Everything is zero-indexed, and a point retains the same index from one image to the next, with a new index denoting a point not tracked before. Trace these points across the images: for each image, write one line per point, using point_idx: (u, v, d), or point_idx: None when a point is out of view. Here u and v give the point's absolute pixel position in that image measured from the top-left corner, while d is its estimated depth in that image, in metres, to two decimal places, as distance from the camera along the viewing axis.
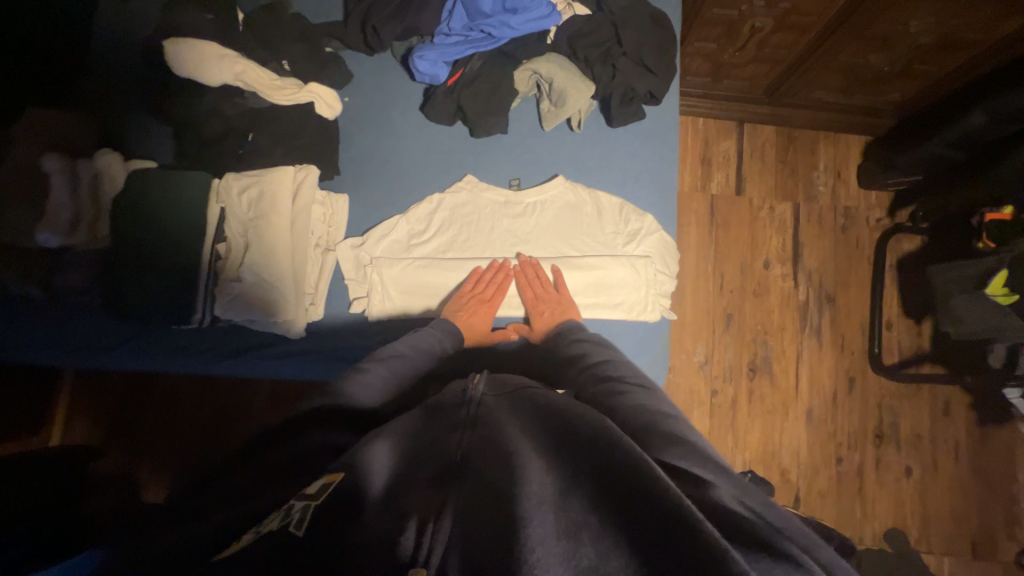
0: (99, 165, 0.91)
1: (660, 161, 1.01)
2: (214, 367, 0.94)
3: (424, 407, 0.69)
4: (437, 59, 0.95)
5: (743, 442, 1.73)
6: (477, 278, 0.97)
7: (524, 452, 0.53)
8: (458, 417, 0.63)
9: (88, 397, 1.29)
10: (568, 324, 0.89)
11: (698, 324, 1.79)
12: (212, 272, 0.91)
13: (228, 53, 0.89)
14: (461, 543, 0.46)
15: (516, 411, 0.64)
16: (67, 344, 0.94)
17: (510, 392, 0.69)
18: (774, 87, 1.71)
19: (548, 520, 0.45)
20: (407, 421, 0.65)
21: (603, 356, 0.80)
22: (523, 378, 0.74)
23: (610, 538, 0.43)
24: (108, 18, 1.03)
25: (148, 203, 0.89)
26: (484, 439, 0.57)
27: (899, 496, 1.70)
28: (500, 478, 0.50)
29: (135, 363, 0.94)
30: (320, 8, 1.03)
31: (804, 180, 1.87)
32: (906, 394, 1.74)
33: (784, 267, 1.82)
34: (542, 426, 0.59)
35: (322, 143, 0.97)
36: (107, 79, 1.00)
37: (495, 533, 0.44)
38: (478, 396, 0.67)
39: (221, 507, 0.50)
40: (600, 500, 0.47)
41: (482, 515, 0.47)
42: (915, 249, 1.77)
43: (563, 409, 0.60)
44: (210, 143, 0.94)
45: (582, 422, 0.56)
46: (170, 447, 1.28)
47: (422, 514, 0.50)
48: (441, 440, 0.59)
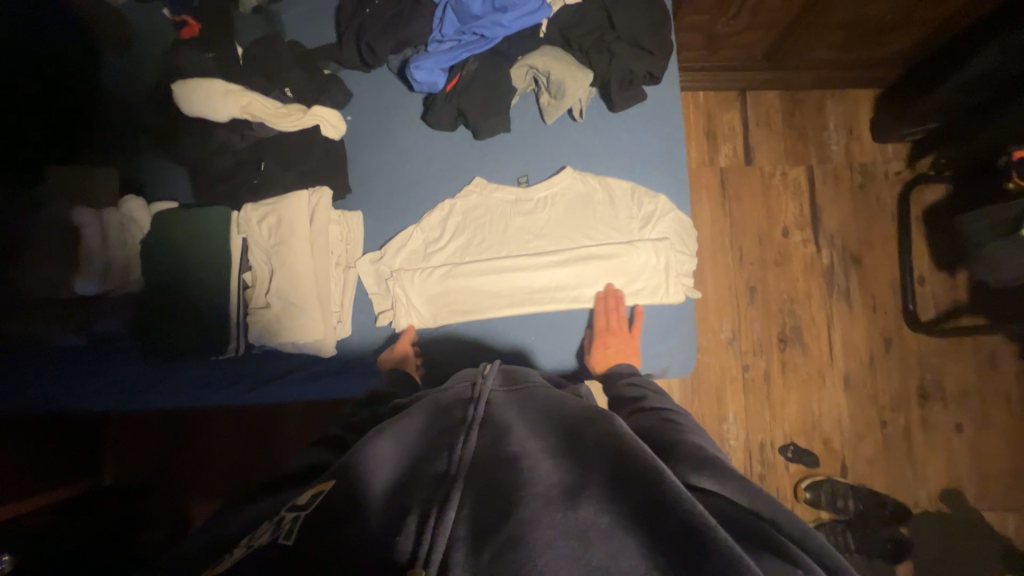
0: (125, 212, 0.95)
1: (666, 141, 1.00)
2: (247, 396, 0.97)
3: (432, 403, 0.68)
4: (433, 67, 0.95)
5: (782, 415, 1.70)
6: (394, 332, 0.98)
7: (534, 453, 0.54)
8: (464, 413, 0.62)
9: (127, 438, 1.29)
10: (627, 369, 0.87)
11: (721, 300, 1.76)
12: (241, 302, 0.94)
13: (232, 88, 0.92)
14: (466, 537, 0.46)
15: (524, 409, 0.64)
16: (113, 388, 0.98)
17: (518, 387, 0.70)
18: (773, 52, 1.67)
19: (557, 521, 0.45)
20: (410, 419, 0.65)
21: (653, 394, 0.76)
22: (534, 377, 0.75)
23: (618, 539, 0.45)
24: (115, 69, 1.07)
25: (176, 243, 0.92)
26: (492, 438, 0.58)
27: (952, 454, 1.64)
28: (508, 478, 0.51)
29: (173, 400, 0.97)
30: (314, 33, 1.05)
31: (815, 142, 1.82)
32: (948, 349, 1.68)
33: (804, 232, 1.78)
34: (551, 428, 0.60)
35: (331, 164, 0.99)
36: (125, 128, 1.04)
37: (502, 530, 0.45)
38: (487, 391, 0.67)
39: (230, 534, 0.55)
40: (610, 502, 0.48)
41: (488, 512, 0.48)
42: (940, 199, 1.71)
43: (574, 412, 0.62)
44: (225, 177, 0.97)
45: (592, 426, 0.58)
46: (214, 477, 1.31)
47: (422, 511, 0.49)
48: (446, 441, 0.58)
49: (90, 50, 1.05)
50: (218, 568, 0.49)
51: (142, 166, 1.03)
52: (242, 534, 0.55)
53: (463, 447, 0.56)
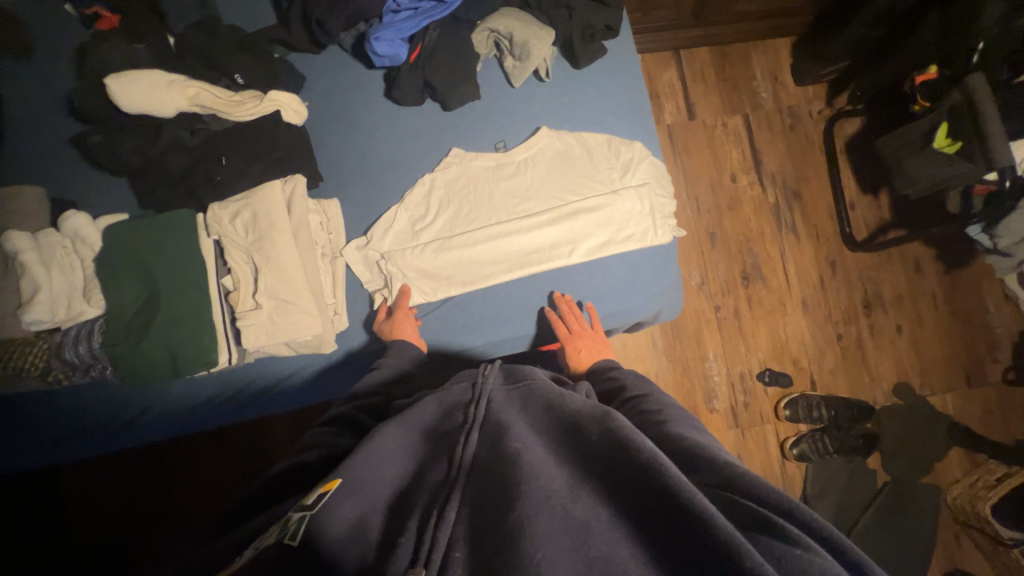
0: (69, 231, 0.84)
1: (631, 91, 1.04)
2: (239, 411, 0.97)
3: (436, 408, 0.70)
4: (394, 37, 0.92)
5: (754, 345, 1.84)
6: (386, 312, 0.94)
7: (535, 448, 0.55)
8: (466, 414, 0.64)
9: (93, 485, 1.25)
10: (602, 363, 0.90)
11: (687, 249, 1.87)
12: (227, 308, 0.87)
13: (176, 78, 0.85)
14: (465, 537, 0.49)
15: (526, 406, 0.65)
16: (77, 429, 0.90)
17: (519, 381, 0.71)
18: (701, 9, 1.76)
19: (557, 514, 0.46)
20: (414, 427, 0.66)
21: (639, 391, 0.76)
22: (537, 373, 0.76)
23: (617, 530, 0.46)
24: (23, 76, 0.94)
25: (139, 255, 0.84)
26: (492, 437, 0.59)
27: (897, 352, 1.86)
28: (508, 476, 0.51)
29: (151, 433, 0.95)
30: (254, 15, 0.99)
31: (746, 90, 1.96)
32: (881, 262, 1.90)
33: (749, 176, 1.92)
34: (554, 424, 0.61)
35: (298, 150, 0.93)
36: (49, 140, 0.93)
37: (501, 523, 0.47)
38: (488, 390, 0.68)
39: (227, 547, 0.52)
40: (609, 498, 0.49)
41: (488, 512, 0.49)
42: (857, 130, 1.91)
43: (574, 402, 0.63)
44: (182, 177, 0.88)
45: (592, 417, 0.58)
46: (195, 512, 1.25)
47: (423, 519, 0.52)
48: (450, 444, 0.61)
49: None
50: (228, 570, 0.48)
51: (77, 180, 0.92)
52: (253, 537, 0.53)
53: (464, 448, 0.58)
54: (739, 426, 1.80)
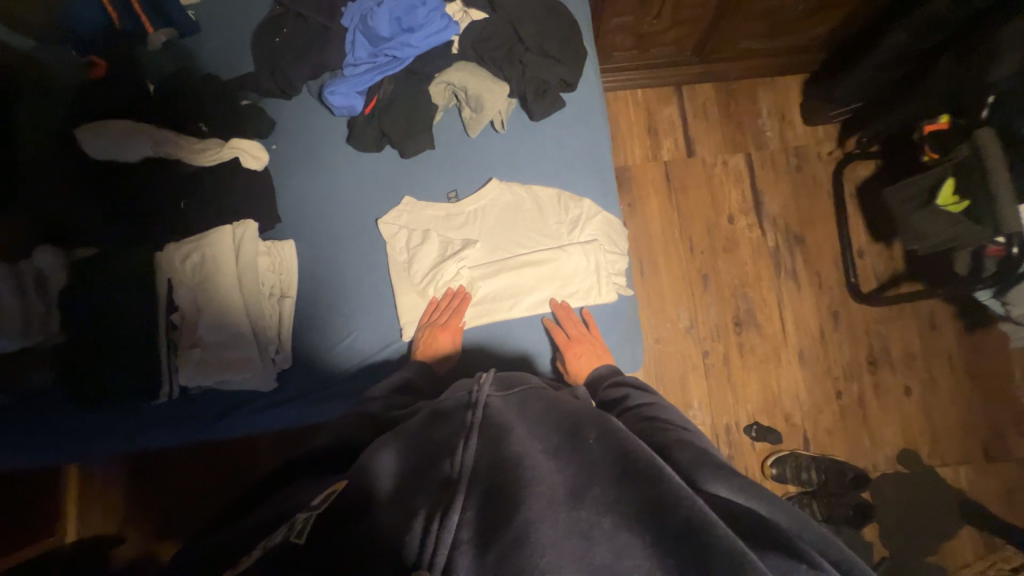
0: (39, 265, 0.90)
1: (589, 144, 1.03)
2: (197, 433, 0.95)
3: (429, 413, 0.71)
4: (349, 90, 0.95)
5: (744, 396, 1.75)
6: (432, 309, 0.97)
7: (535, 453, 0.56)
8: (464, 417, 0.65)
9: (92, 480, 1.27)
10: (605, 369, 0.89)
11: (676, 290, 1.80)
12: (170, 345, 0.92)
13: (145, 127, 0.93)
14: (471, 539, 0.48)
15: (523, 411, 0.66)
16: (47, 444, 0.93)
17: (513, 391, 0.72)
18: (701, 46, 1.72)
19: (562, 520, 0.47)
20: (412, 430, 0.67)
21: (646, 399, 0.78)
22: (529, 381, 0.77)
23: (623, 537, 0.46)
24: None
25: (95, 292, 0.90)
26: (492, 439, 0.60)
27: (905, 416, 1.72)
28: (513, 479, 0.52)
29: (120, 446, 0.94)
30: (229, 65, 1.05)
31: (750, 129, 1.89)
32: (891, 316, 1.77)
33: (748, 217, 1.84)
34: (552, 428, 0.62)
35: (257, 195, 0.98)
36: (23, 168, 0.96)
37: (506, 527, 0.47)
38: (484, 396, 0.69)
39: (233, 544, 0.54)
40: (613, 502, 0.49)
41: (494, 514, 0.49)
42: (870, 175, 1.80)
43: (573, 412, 0.65)
44: (148, 216, 0.95)
45: (591, 429, 0.60)
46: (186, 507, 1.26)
47: (428, 511, 0.51)
48: (447, 443, 0.61)
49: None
50: (236, 568, 0.49)
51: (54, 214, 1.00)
52: (258, 536, 0.54)
53: (465, 451, 0.58)
54: None
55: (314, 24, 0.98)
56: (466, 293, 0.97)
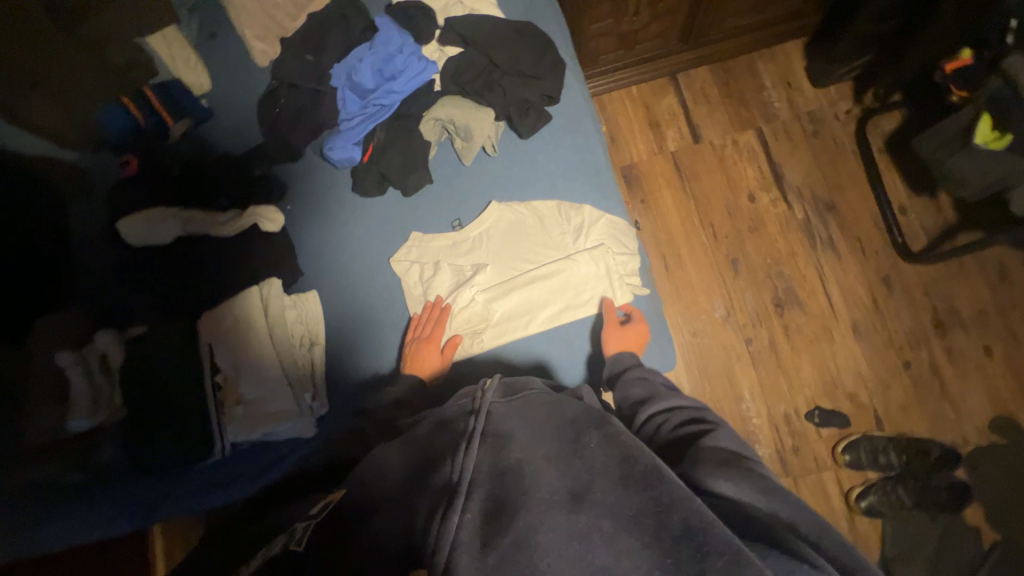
0: (99, 347, 0.99)
1: (581, 152, 1.03)
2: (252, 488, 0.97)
3: (433, 418, 0.73)
4: (347, 143, 1.03)
5: (799, 381, 1.63)
6: (415, 323, 1.00)
7: (535, 456, 0.59)
8: (467, 422, 0.67)
9: None
10: (628, 354, 0.88)
11: (706, 280, 1.74)
12: (216, 404, 0.97)
13: (172, 211, 1.04)
14: (473, 540, 0.52)
15: (524, 414, 0.67)
16: (126, 512, 0.96)
17: (517, 394, 0.71)
18: (689, 32, 1.70)
19: (560, 523, 0.51)
20: (417, 440, 0.71)
21: (674, 400, 0.78)
22: (533, 383, 0.77)
23: (622, 540, 0.49)
24: None
25: (147, 365, 0.97)
26: (493, 445, 0.61)
27: (990, 379, 1.54)
28: (513, 485, 0.55)
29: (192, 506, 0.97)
30: (240, 141, 1.15)
31: (756, 103, 1.82)
32: (951, 272, 1.62)
33: (770, 193, 1.76)
34: (553, 431, 0.63)
35: (279, 254, 1.05)
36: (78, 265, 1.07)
37: (507, 531, 0.51)
38: (487, 404, 0.69)
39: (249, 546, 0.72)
40: (611, 505, 0.52)
41: (495, 518, 0.53)
42: (896, 126, 1.69)
43: (573, 413, 0.66)
44: (184, 288, 1.04)
45: (590, 429, 0.61)
46: None
47: (429, 517, 0.56)
48: (449, 449, 0.63)
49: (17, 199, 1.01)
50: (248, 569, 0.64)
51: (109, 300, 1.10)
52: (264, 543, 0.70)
53: (467, 457, 0.60)
54: (791, 475, 1.57)
55: (305, 90, 1.06)
56: (445, 305, 0.99)
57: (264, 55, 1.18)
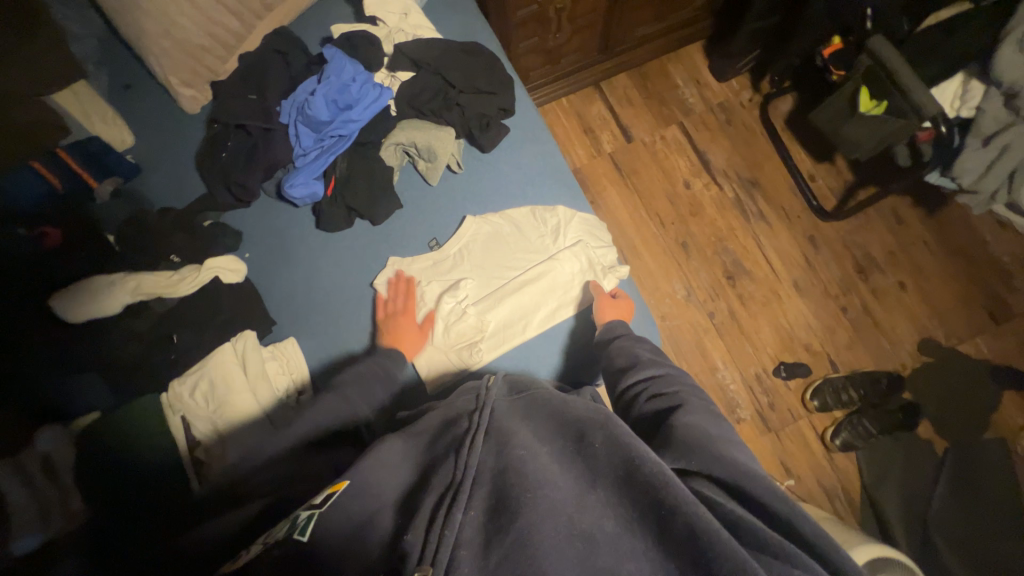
0: (41, 446, 0.85)
1: (543, 157, 1.08)
2: None
3: (441, 417, 0.72)
4: (308, 178, 0.99)
5: (761, 341, 1.78)
6: (381, 304, 0.99)
7: (540, 454, 0.59)
8: (470, 419, 0.66)
9: None
10: (618, 321, 0.92)
11: (663, 265, 1.85)
12: (201, 480, 0.89)
13: (117, 278, 0.93)
14: (472, 540, 0.51)
15: (528, 414, 0.67)
16: None
17: (523, 395, 0.72)
18: (605, 44, 1.84)
19: (563, 523, 0.50)
20: (422, 436, 0.70)
21: (652, 370, 0.80)
22: (540, 383, 0.78)
23: (625, 539, 0.50)
24: None
25: (112, 453, 0.88)
26: (496, 445, 0.61)
27: (909, 309, 1.78)
28: (515, 482, 0.54)
29: None
30: (181, 192, 1.07)
31: (673, 100, 2.01)
32: (860, 223, 1.86)
33: (702, 178, 1.93)
34: (557, 430, 0.64)
35: (247, 305, 0.98)
36: None
37: (508, 527, 0.50)
38: (492, 401, 0.69)
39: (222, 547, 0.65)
40: (616, 505, 0.53)
41: (497, 514, 0.53)
42: (791, 107, 1.94)
43: (576, 406, 0.66)
44: (141, 363, 0.94)
45: (593, 423, 0.62)
46: None
47: (429, 518, 0.54)
48: (454, 448, 0.63)
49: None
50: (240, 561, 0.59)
51: None
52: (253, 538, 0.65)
53: (471, 453, 0.60)
54: (773, 429, 1.69)
55: (253, 130, 1.01)
56: (411, 279, 1.00)
57: (194, 100, 1.10)
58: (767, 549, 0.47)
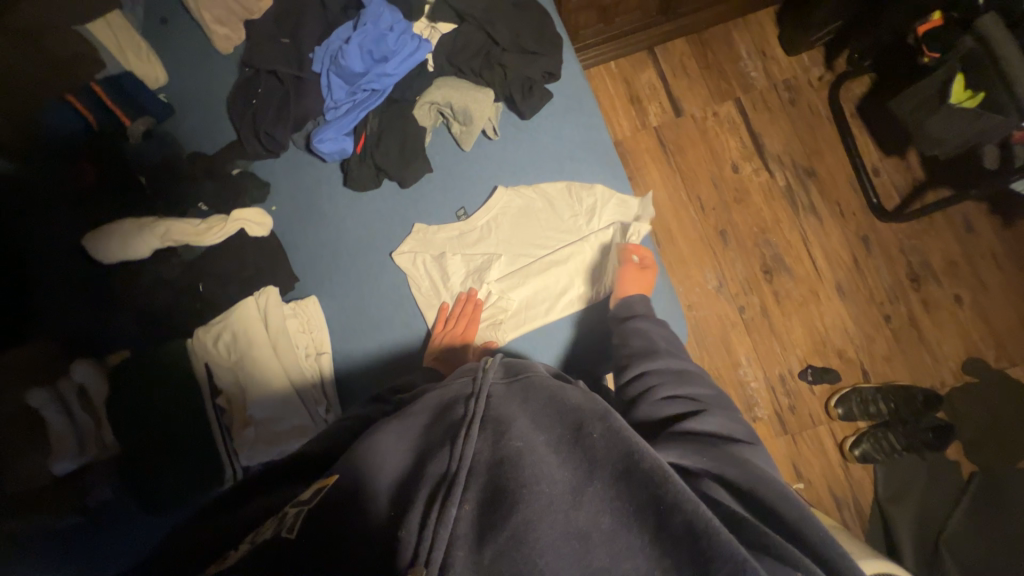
0: (77, 380, 0.89)
1: (588, 129, 1.00)
2: None
3: (434, 395, 0.65)
4: (337, 134, 0.96)
5: (791, 343, 1.69)
6: (445, 317, 0.94)
7: (536, 446, 0.52)
8: (466, 405, 0.59)
9: None
10: (638, 296, 0.86)
11: (697, 252, 1.75)
12: (222, 427, 0.91)
13: (146, 223, 0.94)
14: (467, 536, 0.47)
15: (526, 400, 0.59)
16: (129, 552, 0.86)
17: (521, 377, 0.63)
18: (666, 4, 1.68)
19: (560, 521, 0.46)
20: (415, 420, 0.62)
21: (672, 365, 0.75)
22: (536, 366, 0.68)
23: (620, 538, 0.46)
24: None
25: (139, 391, 0.91)
26: (493, 435, 0.54)
27: (961, 325, 1.66)
28: (512, 477, 0.49)
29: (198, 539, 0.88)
30: (213, 137, 1.05)
31: (733, 73, 1.83)
32: (922, 228, 1.71)
33: (753, 163, 1.79)
34: (559, 418, 0.56)
35: (272, 260, 0.98)
36: None
37: (506, 526, 0.46)
38: (488, 387, 0.61)
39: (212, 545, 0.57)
40: (615, 498, 0.48)
41: (493, 512, 0.47)
42: (866, 90, 1.75)
43: (572, 396, 0.59)
44: (172, 306, 0.96)
45: (591, 417, 0.55)
46: None
47: (425, 506, 0.49)
48: (448, 435, 0.56)
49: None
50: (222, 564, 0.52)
51: None
52: (241, 536, 0.57)
53: (465, 445, 0.53)
54: (790, 433, 1.64)
55: (285, 79, 0.98)
56: (479, 299, 0.94)
57: (228, 40, 1.07)
58: (769, 549, 0.45)
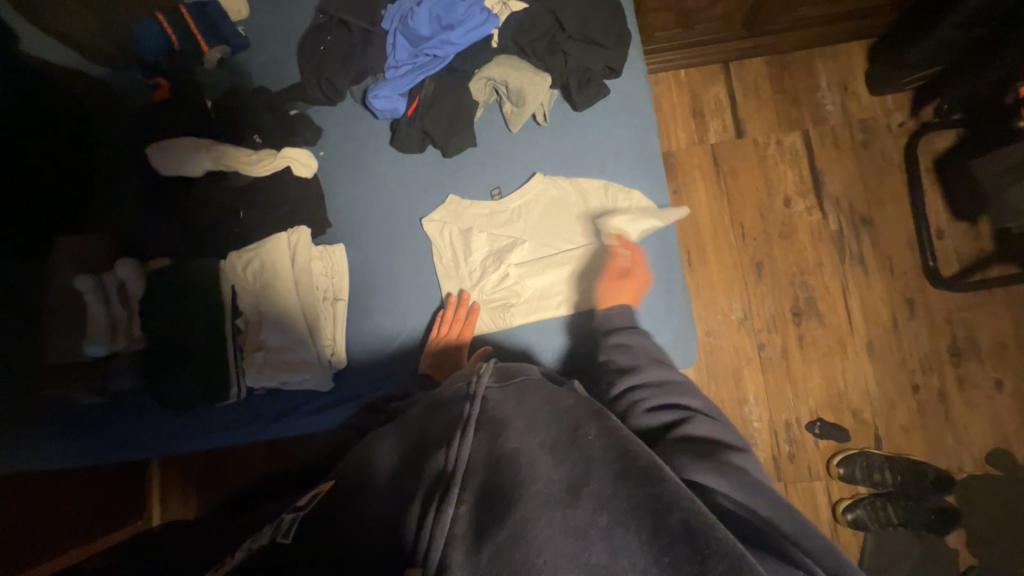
0: (120, 276, 0.97)
1: (638, 131, 0.99)
2: (264, 431, 0.98)
3: (429, 401, 0.69)
4: (392, 93, 0.98)
5: (805, 392, 1.63)
6: (440, 321, 0.96)
7: (530, 446, 0.54)
8: (462, 408, 0.61)
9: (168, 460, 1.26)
10: (617, 309, 0.85)
11: (727, 280, 1.70)
12: (236, 348, 0.97)
13: (202, 143, 1.00)
14: (464, 535, 0.49)
15: (521, 402, 0.60)
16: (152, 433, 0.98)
17: (515, 381, 0.64)
18: (751, 19, 1.61)
19: (555, 519, 0.47)
20: (410, 424, 0.67)
21: (656, 375, 0.73)
22: (531, 368, 0.69)
23: (618, 536, 0.45)
24: (101, 125, 1.08)
25: (168, 297, 0.96)
26: (489, 436, 0.56)
27: (996, 412, 1.55)
28: (508, 479, 0.51)
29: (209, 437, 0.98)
30: (279, 76, 1.10)
31: (808, 102, 1.74)
32: (977, 302, 1.60)
33: (807, 200, 1.71)
34: (555, 420, 0.57)
35: (309, 202, 1.02)
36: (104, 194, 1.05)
37: (500, 525, 0.48)
38: (482, 389, 0.63)
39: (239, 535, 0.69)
40: (612, 494, 0.47)
41: (489, 512, 0.49)
42: (950, 146, 1.64)
43: (566, 399, 0.60)
44: (212, 226, 1.02)
45: (588, 422, 0.55)
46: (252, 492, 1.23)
47: (424, 501, 0.53)
48: (444, 435, 0.59)
49: (28, 103, 0.99)
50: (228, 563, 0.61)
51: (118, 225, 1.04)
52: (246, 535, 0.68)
53: (461, 446, 0.56)
54: (783, 481, 1.58)
55: (355, 30, 1.01)
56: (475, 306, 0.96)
57: None
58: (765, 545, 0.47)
